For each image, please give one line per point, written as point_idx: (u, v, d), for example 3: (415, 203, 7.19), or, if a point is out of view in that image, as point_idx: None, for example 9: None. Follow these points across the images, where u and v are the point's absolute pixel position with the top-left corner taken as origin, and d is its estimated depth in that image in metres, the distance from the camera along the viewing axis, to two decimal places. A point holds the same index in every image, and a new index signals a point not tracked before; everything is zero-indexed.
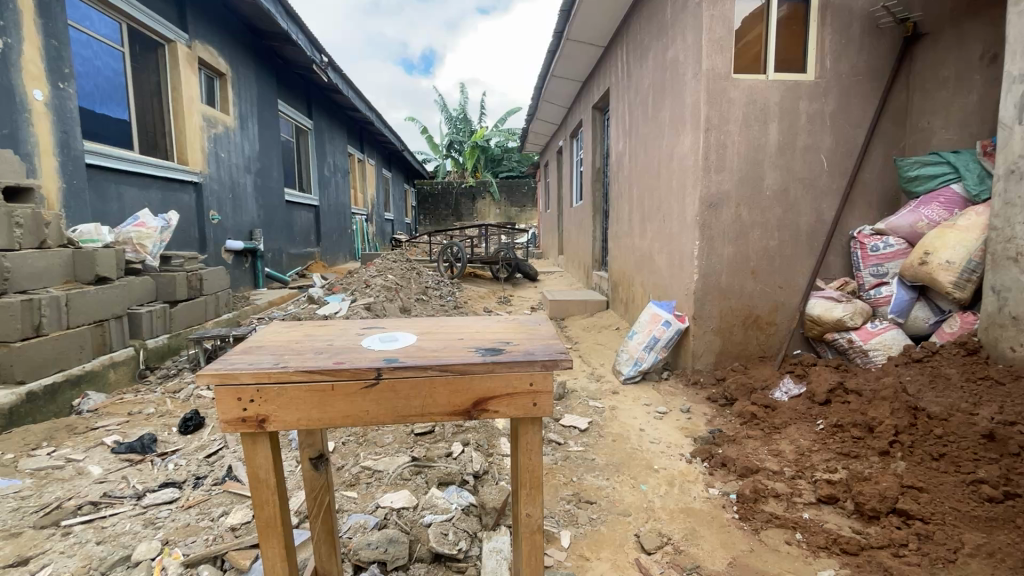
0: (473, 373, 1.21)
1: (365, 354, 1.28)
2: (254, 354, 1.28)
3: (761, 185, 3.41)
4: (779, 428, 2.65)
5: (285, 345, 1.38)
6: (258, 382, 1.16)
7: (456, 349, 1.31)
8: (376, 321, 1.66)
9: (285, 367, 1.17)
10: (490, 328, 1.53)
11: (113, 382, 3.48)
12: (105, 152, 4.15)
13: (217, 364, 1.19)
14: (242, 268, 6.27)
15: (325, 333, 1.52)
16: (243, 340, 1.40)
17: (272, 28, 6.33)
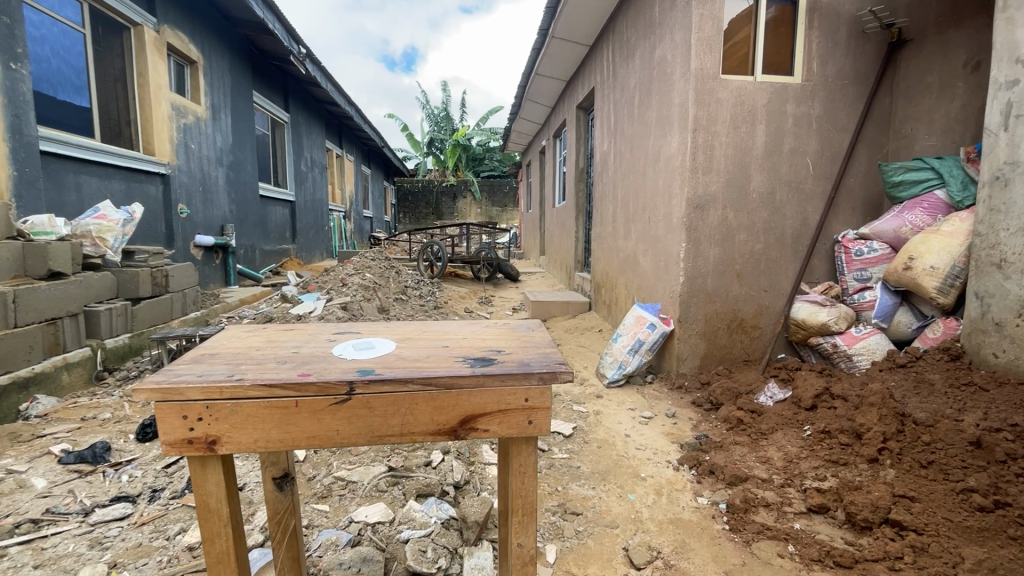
0: (466, 391, 1.11)
1: (335, 365, 1.15)
2: (206, 363, 1.15)
3: (747, 187, 3.38)
4: (766, 434, 2.60)
5: (242, 353, 1.25)
6: (208, 399, 1.04)
7: (442, 360, 1.20)
8: (348, 326, 1.52)
9: (242, 381, 1.04)
10: (477, 335, 1.41)
11: (66, 385, 3.25)
12: (62, 139, 3.88)
13: (161, 376, 1.06)
14: (213, 265, 6.02)
15: (292, 337, 1.39)
16: (196, 347, 1.27)
17: (248, 16, 6.10)
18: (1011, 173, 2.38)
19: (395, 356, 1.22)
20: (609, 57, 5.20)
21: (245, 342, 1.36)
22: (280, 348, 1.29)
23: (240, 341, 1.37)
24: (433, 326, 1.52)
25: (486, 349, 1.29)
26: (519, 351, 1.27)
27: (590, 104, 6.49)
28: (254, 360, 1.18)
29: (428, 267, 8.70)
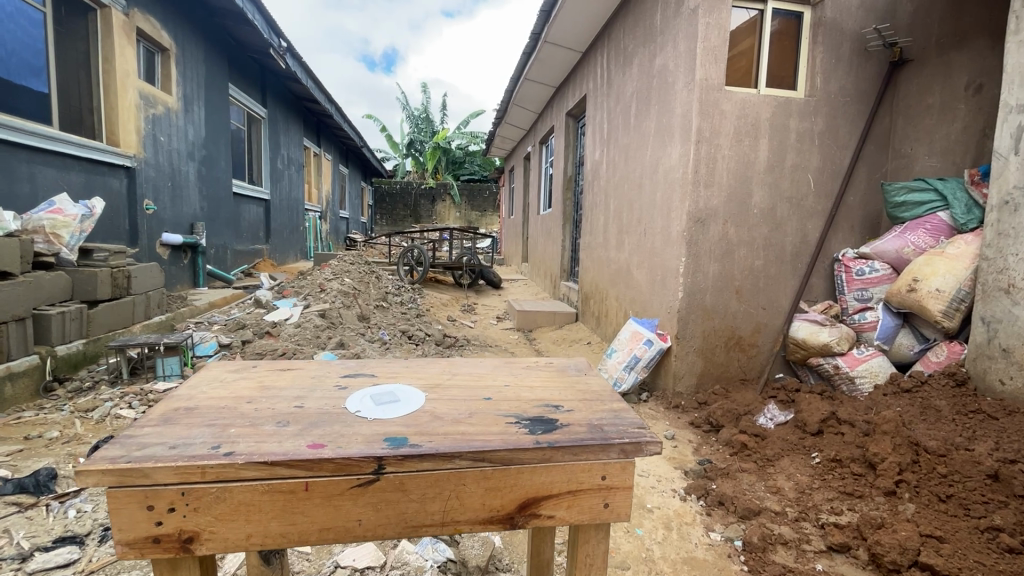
0: (528, 468, 1.04)
1: (351, 433, 1.05)
2: (190, 424, 1.07)
3: (749, 203, 3.31)
4: (773, 461, 2.50)
5: (224, 407, 1.17)
6: (183, 484, 0.92)
7: (491, 420, 1.13)
8: (358, 366, 1.49)
9: (235, 460, 0.93)
10: (535, 383, 1.38)
11: (9, 398, 2.92)
12: (15, 125, 3.53)
13: (127, 451, 0.95)
14: (180, 265, 5.64)
15: (284, 382, 1.34)
16: (171, 401, 1.18)
17: (226, 5, 5.79)
18: (1020, 198, 2.34)
19: (429, 420, 1.12)
20: (603, 63, 5.11)
21: (234, 391, 1.26)
22: (272, 401, 1.20)
23: (231, 390, 1.27)
24: (466, 367, 1.50)
25: (546, 406, 1.23)
26: (584, 412, 1.21)
27: (580, 111, 6.40)
28: (239, 423, 1.07)
29: (409, 271, 8.45)
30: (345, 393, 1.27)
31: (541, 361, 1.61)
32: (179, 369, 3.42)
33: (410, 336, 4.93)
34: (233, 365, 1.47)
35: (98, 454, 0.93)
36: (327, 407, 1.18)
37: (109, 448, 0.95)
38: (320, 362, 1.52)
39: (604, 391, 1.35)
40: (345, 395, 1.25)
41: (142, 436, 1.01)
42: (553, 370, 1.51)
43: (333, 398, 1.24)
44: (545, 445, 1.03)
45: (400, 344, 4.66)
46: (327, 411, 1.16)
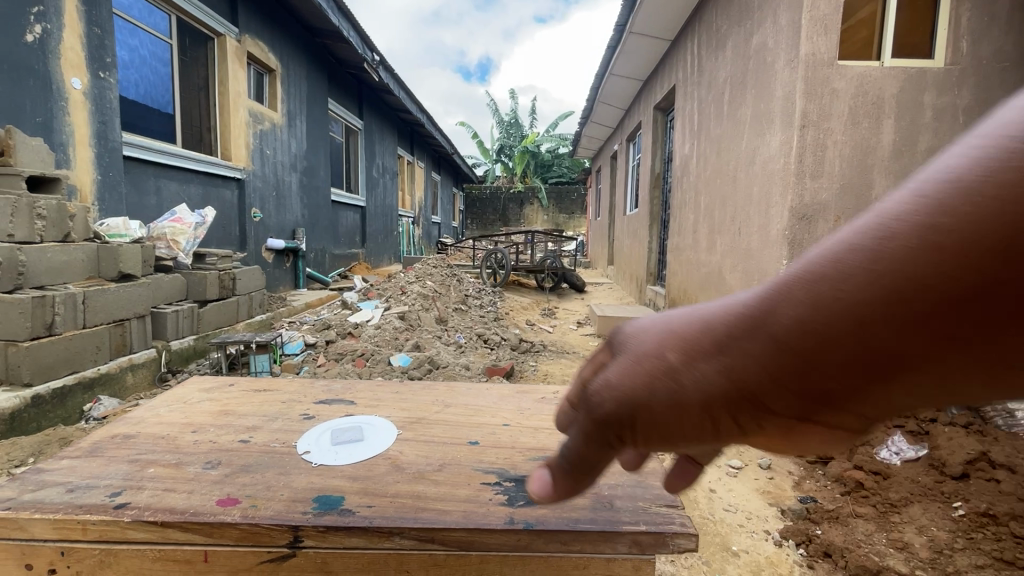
0: (498, 559, 0.87)
1: (277, 489, 0.95)
2: (101, 464, 1.02)
3: (869, 195, 2.80)
4: (898, 508, 2.06)
5: (158, 440, 1.13)
6: (61, 540, 0.86)
7: (463, 480, 1.01)
8: (337, 393, 1.47)
9: (119, 519, 0.85)
10: (561, 433, 1.26)
11: (130, 386, 3.26)
12: (145, 144, 3.99)
13: (23, 492, 0.92)
14: (283, 268, 6.12)
15: (249, 409, 1.34)
16: (113, 430, 1.17)
17: (325, 24, 6.18)
18: None
19: (387, 472, 1.02)
20: (694, 49, 4.71)
21: (191, 419, 1.26)
22: (218, 433, 1.18)
23: (186, 417, 1.27)
24: (466, 401, 1.42)
25: (543, 462, 1.09)
26: (598, 475, 1.06)
27: (669, 104, 6.00)
28: (154, 461, 1.04)
29: (492, 275, 8.51)
30: (303, 429, 1.21)
31: (562, 391, 1.54)
32: (269, 366, 3.61)
33: (486, 339, 4.91)
34: (209, 384, 1.52)
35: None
36: (276, 445, 1.13)
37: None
38: (300, 384, 1.55)
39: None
40: (299, 431, 1.20)
41: (48, 474, 0.99)
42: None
43: (291, 427, 1.22)
44: (518, 528, 0.85)
45: (476, 348, 4.65)
46: (253, 453, 1.09)
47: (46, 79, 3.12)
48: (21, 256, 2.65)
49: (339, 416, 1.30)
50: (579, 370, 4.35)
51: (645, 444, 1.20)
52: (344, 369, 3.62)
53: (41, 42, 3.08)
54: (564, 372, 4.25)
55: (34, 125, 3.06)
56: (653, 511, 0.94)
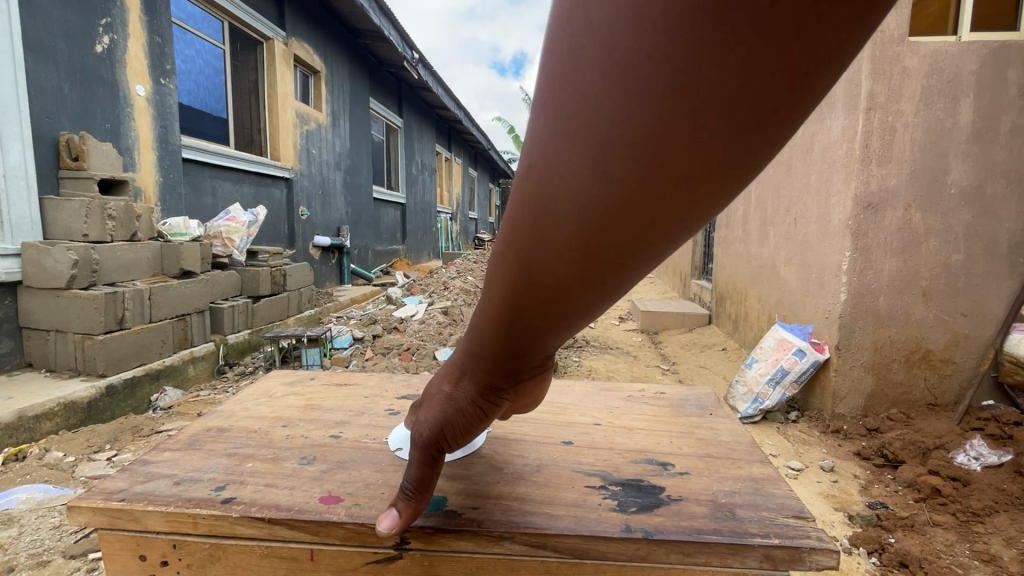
0: (615, 568, 0.85)
1: (378, 486, 0.96)
2: (205, 457, 1.06)
3: (944, 182, 2.61)
4: (981, 518, 1.95)
5: (256, 433, 1.17)
6: (173, 534, 0.89)
7: (566, 481, 1.00)
8: (419, 388, 1.48)
9: (228, 514, 0.86)
10: (654, 430, 1.24)
11: (191, 377, 3.41)
12: (202, 147, 4.16)
13: (120, 486, 0.95)
14: (328, 265, 6.29)
15: (333, 402, 1.37)
16: (210, 424, 1.21)
17: (366, 24, 6.29)
18: None
19: (486, 472, 1.02)
20: None
21: (280, 413, 1.29)
22: (309, 427, 1.21)
23: (274, 411, 1.30)
24: (549, 398, 1.41)
25: (647, 465, 1.07)
26: (708, 477, 1.02)
27: None
28: (253, 455, 1.07)
29: None
30: (392, 424, 1.23)
31: (647, 390, 1.50)
32: (320, 360, 3.70)
33: None
34: (291, 378, 1.56)
35: (96, 490, 0.94)
36: (369, 441, 1.14)
37: (114, 480, 0.97)
38: (380, 378, 1.57)
39: (725, 451, 1.13)
40: (387, 427, 1.22)
41: (155, 465, 1.03)
42: (664, 410, 1.36)
43: (380, 423, 1.24)
44: (639, 537, 0.82)
45: None
46: (346, 449, 1.10)
47: (113, 87, 3.30)
48: (95, 254, 2.82)
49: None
50: (625, 365, 4.27)
51: (751, 447, 1.15)
52: (391, 362, 3.68)
53: (109, 52, 3.25)
54: (609, 368, 4.18)
55: (104, 131, 3.23)
56: (781, 521, 0.87)
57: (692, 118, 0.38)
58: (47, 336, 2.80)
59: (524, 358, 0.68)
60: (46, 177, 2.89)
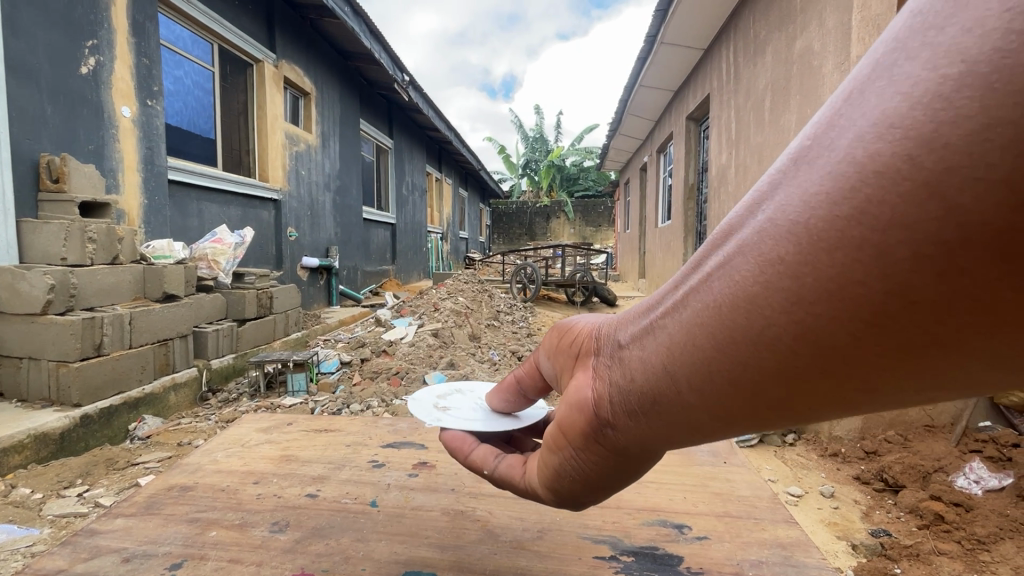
0: None
1: (360, 561, 0.88)
2: (162, 527, 0.98)
3: None
4: (987, 545, 1.90)
5: (222, 495, 1.09)
6: None
7: (572, 552, 0.92)
8: (406, 435, 1.41)
9: None
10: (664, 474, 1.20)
11: (172, 405, 3.28)
12: (189, 168, 4.10)
13: (65, 564, 0.87)
14: (316, 286, 6.20)
15: (313, 453, 1.29)
16: (173, 485, 1.13)
17: (356, 47, 6.34)
18: None
19: (480, 541, 0.94)
20: (729, 57, 4.62)
21: (252, 467, 1.22)
22: (283, 485, 1.14)
23: (246, 464, 1.23)
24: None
25: (660, 528, 0.99)
26: (726, 538, 0.95)
27: (702, 113, 5.90)
28: (217, 520, 1.00)
29: (522, 290, 8.46)
30: (377, 481, 1.15)
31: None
32: (306, 385, 3.61)
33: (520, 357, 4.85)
34: (267, 424, 1.49)
35: (31, 571, 0.86)
36: (348, 502, 1.07)
37: (52, 558, 0.89)
38: (363, 424, 1.50)
39: (745, 509, 1.05)
40: (371, 483, 1.14)
41: (102, 537, 0.95)
42: (676, 460, 1.27)
43: (362, 478, 1.16)
44: None
45: (509, 366, 4.58)
46: (324, 512, 1.03)
47: (99, 108, 3.25)
48: (73, 278, 2.72)
49: (412, 463, 1.24)
50: None
51: (772, 504, 1.07)
52: (380, 388, 3.57)
53: (94, 74, 3.21)
54: None
55: (87, 153, 3.17)
56: None
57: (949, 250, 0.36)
58: (20, 363, 2.70)
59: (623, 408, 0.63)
60: (25, 200, 2.84)
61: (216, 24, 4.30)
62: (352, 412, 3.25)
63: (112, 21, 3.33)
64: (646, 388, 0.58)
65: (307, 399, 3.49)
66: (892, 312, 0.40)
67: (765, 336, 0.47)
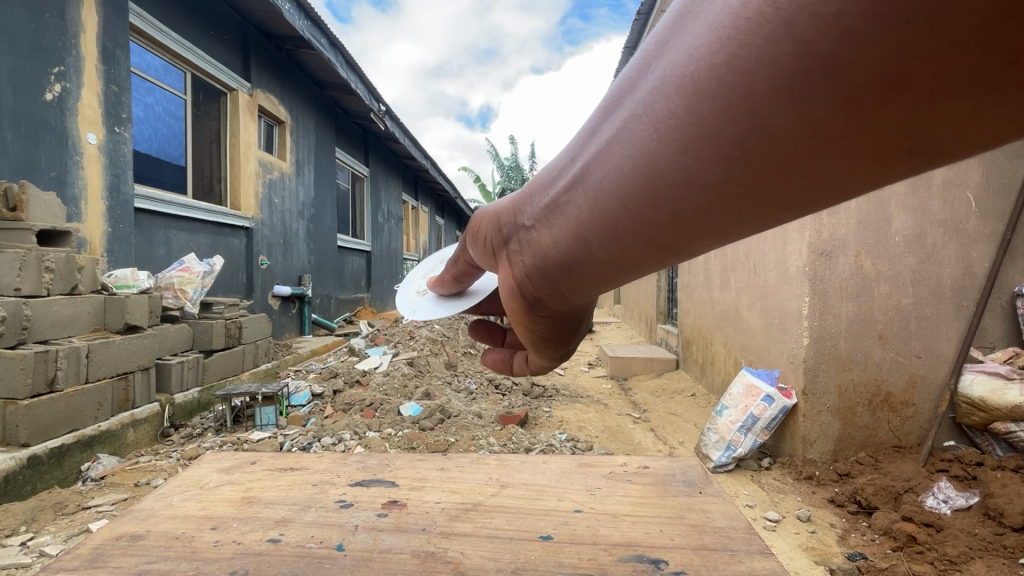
0: None
1: None
2: None
3: (888, 231, 2.79)
4: (959, 565, 1.94)
5: (178, 545, 1.03)
6: None
7: None
8: (377, 472, 1.37)
9: None
10: (642, 509, 1.18)
11: (131, 443, 3.10)
12: (158, 197, 4.01)
13: None
14: (288, 315, 6.06)
15: (279, 495, 1.24)
16: (125, 535, 1.06)
17: (333, 78, 6.40)
18: None
19: None
20: None
21: (211, 511, 1.16)
22: (243, 530, 1.08)
23: (204, 508, 1.17)
24: (524, 479, 1.31)
25: (636, 563, 0.98)
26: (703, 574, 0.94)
27: None
28: (168, 571, 0.94)
29: None
30: (343, 522, 1.11)
31: (631, 464, 1.42)
32: (274, 419, 3.47)
33: (497, 385, 4.85)
34: (229, 463, 1.42)
35: None
36: (313, 547, 1.02)
37: None
38: (331, 461, 1.44)
39: (721, 541, 1.04)
40: (337, 525, 1.10)
41: None
42: (651, 489, 1.27)
43: (327, 520, 1.11)
44: None
45: (487, 395, 4.54)
46: (287, 559, 0.98)
47: (62, 134, 3.17)
48: (26, 310, 2.61)
49: (381, 502, 1.20)
50: (595, 416, 4.18)
51: (747, 534, 1.07)
52: (353, 420, 3.46)
53: (59, 100, 3.15)
54: (581, 419, 4.08)
55: (48, 179, 3.09)
56: None
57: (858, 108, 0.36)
58: None
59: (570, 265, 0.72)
60: None
61: (190, 53, 4.29)
62: (323, 446, 3.14)
63: (81, 47, 3.28)
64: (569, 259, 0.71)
65: (276, 434, 3.36)
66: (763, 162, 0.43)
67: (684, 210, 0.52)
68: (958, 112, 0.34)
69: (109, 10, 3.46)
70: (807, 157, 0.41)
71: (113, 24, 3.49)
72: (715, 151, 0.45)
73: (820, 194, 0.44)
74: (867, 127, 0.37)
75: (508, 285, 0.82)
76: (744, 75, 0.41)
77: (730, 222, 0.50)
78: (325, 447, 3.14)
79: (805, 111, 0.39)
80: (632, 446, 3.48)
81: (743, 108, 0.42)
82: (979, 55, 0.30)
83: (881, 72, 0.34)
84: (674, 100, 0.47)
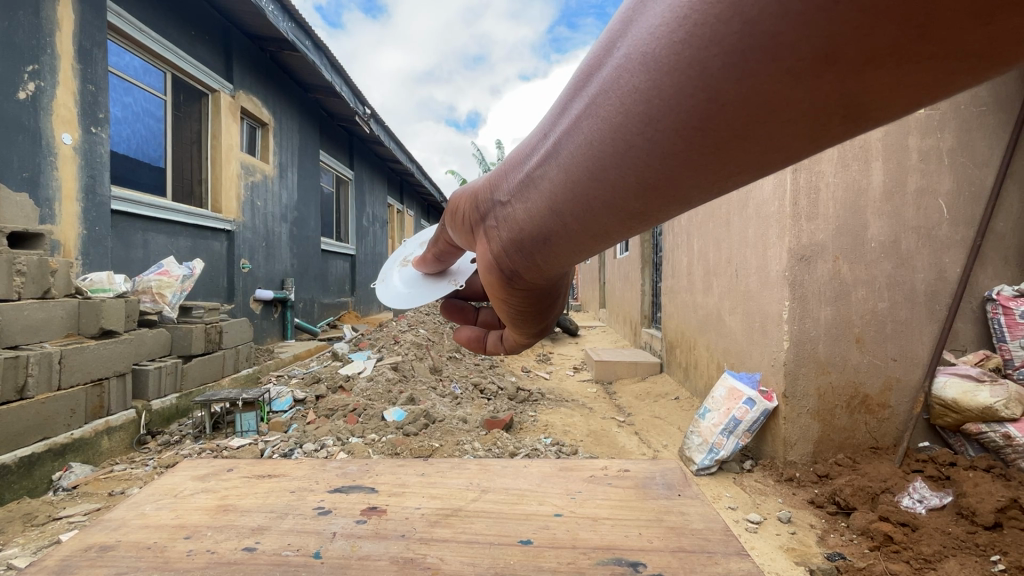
0: None
1: None
2: None
3: (864, 236, 2.85)
4: (934, 564, 1.98)
5: (152, 555, 1.00)
6: None
7: None
8: (357, 478, 1.35)
9: None
10: (623, 512, 1.18)
11: (105, 451, 3.01)
12: (134, 198, 3.90)
13: None
14: (271, 319, 5.96)
15: (261, 502, 1.22)
16: (97, 545, 1.03)
17: (317, 81, 6.35)
18: None
19: None
20: None
21: (184, 520, 1.13)
22: (218, 539, 1.06)
23: (178, 517, 1.14)
24: (505, 484, 1.30)
25: (615, 566, 0.98)
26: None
27: None
28: None
29: None
30: (321, 529, 1.09)
31: (612, 468, 1.43)
32: (256, 425, 3.41)
33: (482, 390, 4.85)
34: (204, 471, 1.39)
35: None
36: (290, 555, 1.00)
37: None
38: (310, 468, 1.42)
39: (698, 543, 1.05)
40: (315, 532, 1.08)
41: None
42: (630, 493, 1.28)
43: (305, 528, 1.10)
44: None
45: (472, 400, 4.55)
46: (263, 567, 0.96)
47: (35, 134, 3.08)
48: None
49: (360, 509, 1.18)
50: (580, 420, 4.19)
51: (725, 536, 1.08)
52: (336, 426, 3.43)
53: (33, 99, 3.06)
54: (565, 423, 4.09)
55: (20, 180, 2.99)
56: None
57: (760, 81, 0.34)
58: None
59: (508, 229, 0.68)
60: None
61: (168, 52, 4.20)
62: (305, 452, 3.09)
63: (55, 45, 3.19)
64: (515, 230, 0.66)
65: (256, 440, 3.29)
66: (683, 131, 0.41)
67: (600, 173, 0.49)
68: (882, 85, 0.31)
69: (86, 8, 3.38)
70: (733, 128, 0.38)
71: (89, 23, 3.42)
72: (639, 127, 0.44)
73: (754, 159, 0.40)
74: (786, 91, 0.34)
75: (484, 260, 0.75)
76: (659, 31, 0.39)
77: (669, 185, 0.45)
78: (307, 453, 3.09)
79: (724, 80, 0.36)
80: (616, 449, 3.51)
81: (672, 72, 0.39)
82: (897, 29, 0.27)
83: (805, 45, 0.31)
84: (602, 57, 0.46)
